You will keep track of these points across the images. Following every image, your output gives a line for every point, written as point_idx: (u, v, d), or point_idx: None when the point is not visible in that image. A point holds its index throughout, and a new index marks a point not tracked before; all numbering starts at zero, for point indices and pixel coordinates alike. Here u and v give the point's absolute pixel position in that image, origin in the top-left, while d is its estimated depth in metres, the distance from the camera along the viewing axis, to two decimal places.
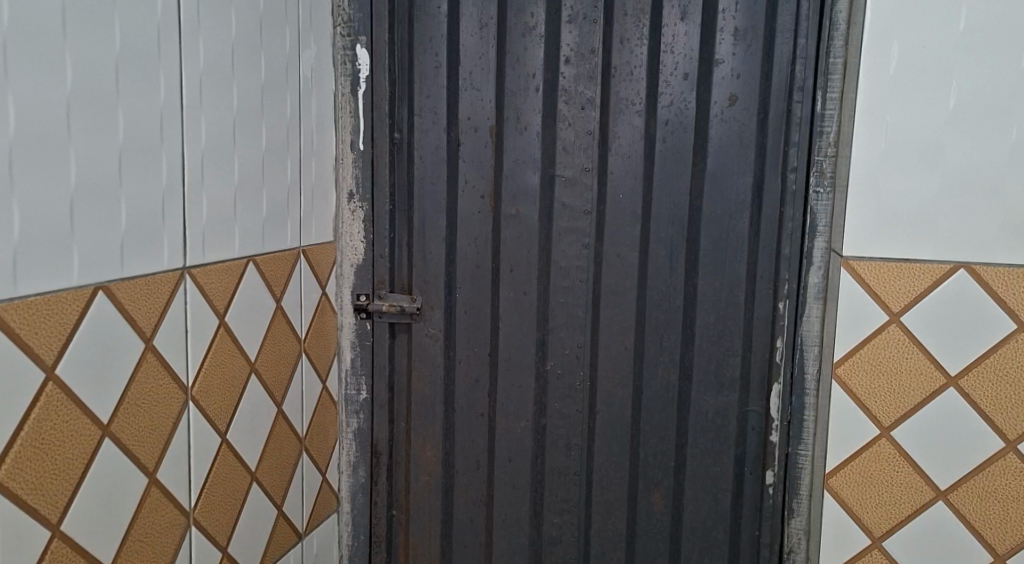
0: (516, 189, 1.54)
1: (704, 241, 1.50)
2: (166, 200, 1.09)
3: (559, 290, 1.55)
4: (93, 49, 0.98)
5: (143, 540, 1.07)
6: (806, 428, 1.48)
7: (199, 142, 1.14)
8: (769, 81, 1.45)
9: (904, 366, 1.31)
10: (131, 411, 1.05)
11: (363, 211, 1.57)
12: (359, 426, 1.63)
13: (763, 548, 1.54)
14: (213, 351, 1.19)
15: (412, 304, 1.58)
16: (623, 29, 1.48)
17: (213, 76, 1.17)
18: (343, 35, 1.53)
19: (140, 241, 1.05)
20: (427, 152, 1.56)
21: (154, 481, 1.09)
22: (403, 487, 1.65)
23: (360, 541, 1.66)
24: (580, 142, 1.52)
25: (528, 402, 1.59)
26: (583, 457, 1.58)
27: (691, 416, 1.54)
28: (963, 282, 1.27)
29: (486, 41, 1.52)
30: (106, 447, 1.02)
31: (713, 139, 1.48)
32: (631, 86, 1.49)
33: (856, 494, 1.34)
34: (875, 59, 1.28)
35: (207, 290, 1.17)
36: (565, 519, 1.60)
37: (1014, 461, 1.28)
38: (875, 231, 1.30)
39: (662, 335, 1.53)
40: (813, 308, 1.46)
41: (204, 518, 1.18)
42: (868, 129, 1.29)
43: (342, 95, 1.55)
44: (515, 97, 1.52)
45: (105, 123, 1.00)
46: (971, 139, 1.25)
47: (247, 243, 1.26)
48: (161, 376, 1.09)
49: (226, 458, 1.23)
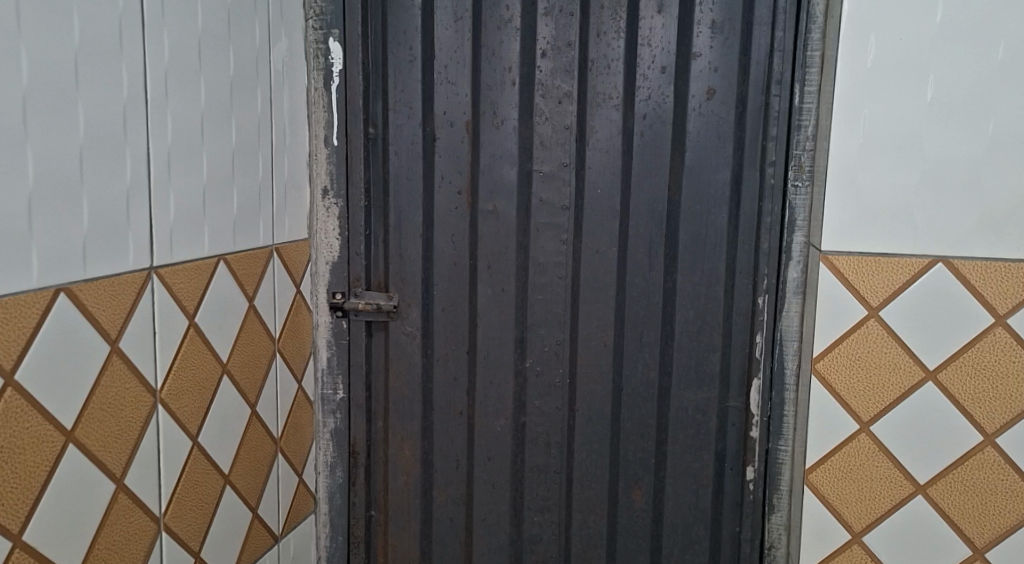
0: (493, 185, 1.52)
1: (683, 237, 1.49)
2: (131, 199, 1.06)
3: (538, 287, 1.54)
4: (51, 46, 0.95)
5: (111, 548, 1.05)
6: (786, 424, 1.46)
7: (165, 139, 1.12)
8: (746, 73, 1.44)
9: (883, 361, 1.30)
10: (97, 417, 1.02)
11: (338, 208, 1.55)
12: (336, 426, 1.61)
13: (743, 545, 1.53)
14: (183, 352, 1.16)
15: (388, 302, 1.56)
16: (600, 22, 1.46)
17: (179, 70, 1.14)
18: (315, 28, 1.51)
19: (105, 240, 1.02)
20: (402, 148, 1.54)
21: (122, 487, 1.06)
22: (382, 487, 1.63)
23: (339, 542, 1.63)
24: (557, 137, 1.50)
25: (507, 400, 1.57)
26: (563, 456, 1.57)
27: (672, 412, 1.53)
28: (941, 275, 1.27)
29: (461, 34, 1.49)
30: (70, 454, 0.99)
31: (691, 132, 1.46)
32: (609, 80, 1.48)
33: (834, 491, 1.34)
34: (853, 53, 1.26)
35: (176, 291, 1.14)
36: (546, 518, 1.59)
37: (991, 454, 1.28)
38: (853, 226, 1.29)
39: (642, 332, 1.52)
40: (792, 303, 1.44)
41: (176, 523, 1.16)
42: (847, 121, 1.28)
43: (315, 89, 1.52)
44: (491, 91, 1.50)
45: (65, 123, 0.97)
46: (949, 132, 1.25)
47: (216, 242, 1.23)
48: (129, 379, 1.07)
49: (198, 461, 1.20)
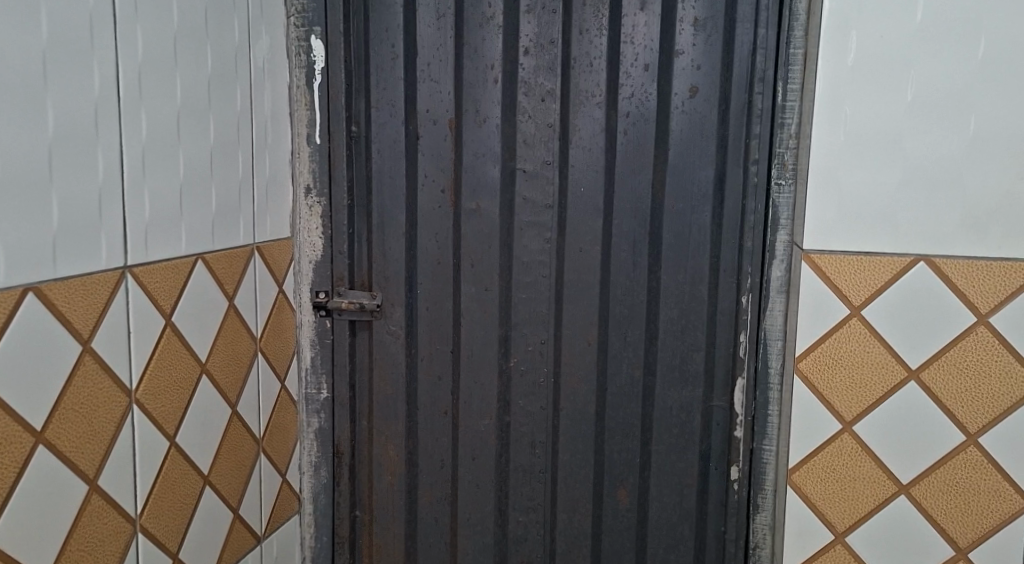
0: (476, 183, 1.51)
1: (666, 235, 1.48)
2: (104, 197, 1.05)
3: (522, 286, 1.53)
4: (17, 42, 0.94)
5: (84, 549, 1.04)
6: (771, 423, 1.46)
7: (139, 137, 1.11)
8: (729, 71, 1.43)
9: (866, 361, 1.29)
10: (68, 418, 1.01)
11: (321, 206, 1.54)
12: (320, 426, 1.59)
13: (728, 545, 1.52)
14: (160, 352, 1.15)
15: (371, 301, 1.55)
16: (582, 20, 1.45)
17: (154, 68, 1.13)
18: (297, 26, 1.50)
19: (76, 239, 1.01)
20: (384, 146, 1.53)
21: (95, 488, 1.05)
22: (366, 487, 1.62)
23: (323, 542, 1.62)
24: (540, 136, 1.49)
25: (491, 400, 1.56)
26: (547, 455, 1.56)
27: (657, 412, 1.52)
28: (923, 274, 1.26)
29: (444, 32, 1.48)
30: (40, 455, 0.98)
31: (674, 131, 1.45)
32: (591, 78, 1.47)
33: (817, 491, 1.33)
34: (834, 50, 1.26)
35: (152, 290, 1.13)
36: (531, 518, 1.58)
37: (974, 454, 1.27)
38: (835, 224, 1.28)
39: (626, 331, 1.51)
40: (776, 302, 1.43)
41: (152, 524, 1.15)
42: (828, 119, 1.27)
43: (297, 87, 1.51)
44: (474, 89, 1.49)
45: (32, 119, 0.96)
46: (930, 131, 1.24)
47: (194, 241, 1.22)
48: (102, 380, 1.06)
49: (176, 461, 1.19)
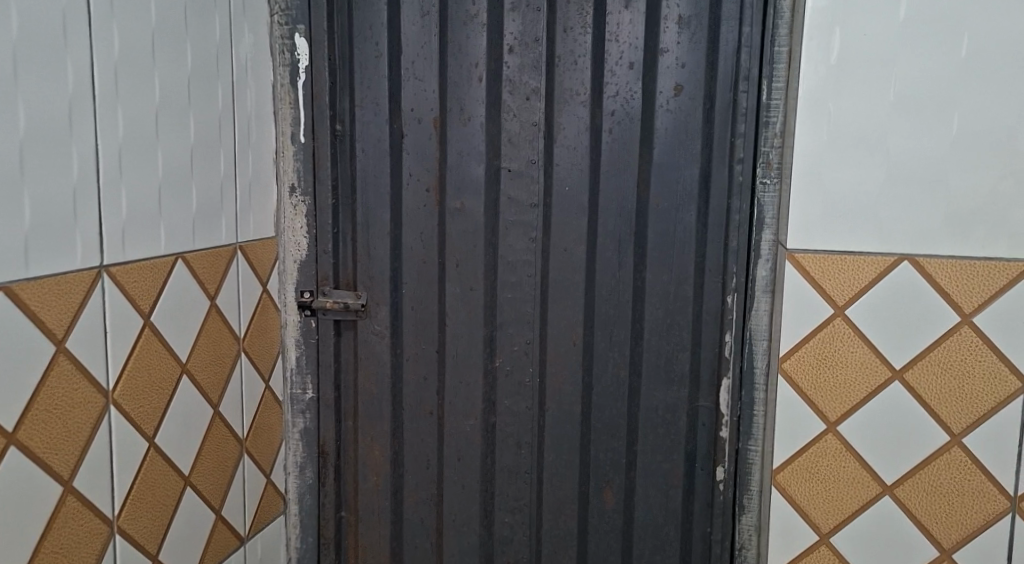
0: (460, 182, 1.51)
1: (652, 234, 1.47)
2: (78, 195, 1.04)
3: (507, 285, 1.52)
4: None
5: (60, 551, 1.03)
6: (757, 423, 1.45)
7: (116, 135, 1.10)
8: (714, 70, 1.42)
9: (850, 360, 1.28)
10: (41, 419, 1.00)
11: (305, 206, 1.53)
12: (305, 426, 1.58)
13: (714, 545, 1.51)
14: (138, 352, 1.14)
15: (356, 301, 1.54)
16: (566, 18, 1.45)
17: (131, 65, 1.12)
18: (281, 24, 1.49)
19: (49, 238, 1.01)
20: (368, 145, 1.52)
21: (70, 490, 1.04)
22: (351, 487, 1.61)
23: (308, 543, 1.61)
24: (525, 134, 1.48)
25: (476, 400, 1.55)
26: (533, 455, 1.55)
27: (643, 412, 1.52)
28: (908, 274, 1.25)
29: (428, 30, 1.48)
30: (12, 456, 0.97)
31: (659, 130, 1.45)
32: (576, 76, 1.46)
33: (802, 491, 1.32)
34: (818, 48, 1.25)
35: (130, 290, 1.12)
36: (516, 518, 1.57)
37: (959, 454, 1.26)
38: (819, 223, 1.27)
39: (612, 331, 1.50)
40: (761, 301, 1.43)
41: (131, 526, 1.14)
42: (812, 117, 1.26)
43: (281, 85, 1.50)
44: (458, 88, 1.48)
45: (3, 116, 0.95)
46: (915, 130, 1.23)
47: (174, 240, 1.21)
48: (76, 380, 1.05)
49: (155, 462, 1.18)
